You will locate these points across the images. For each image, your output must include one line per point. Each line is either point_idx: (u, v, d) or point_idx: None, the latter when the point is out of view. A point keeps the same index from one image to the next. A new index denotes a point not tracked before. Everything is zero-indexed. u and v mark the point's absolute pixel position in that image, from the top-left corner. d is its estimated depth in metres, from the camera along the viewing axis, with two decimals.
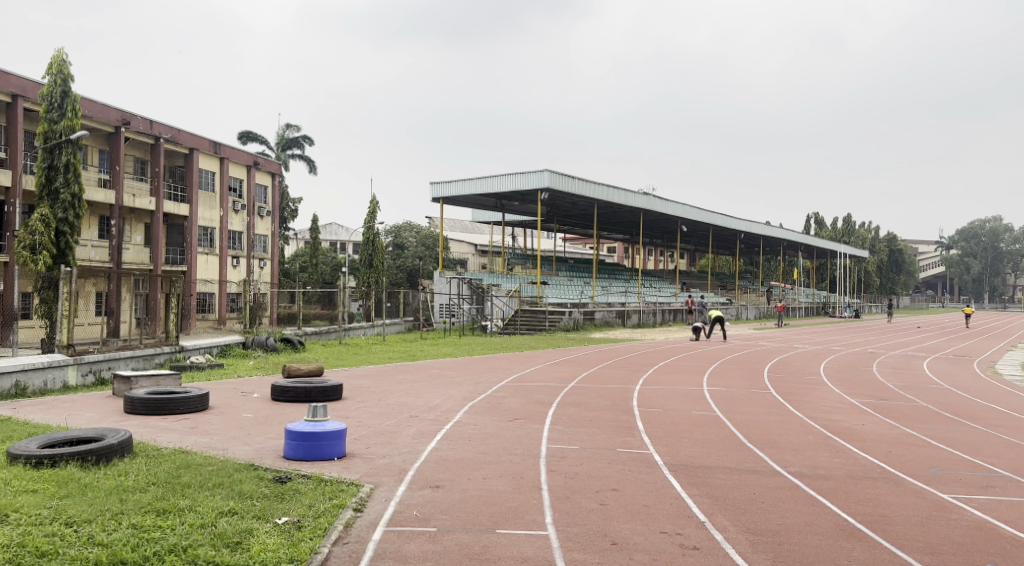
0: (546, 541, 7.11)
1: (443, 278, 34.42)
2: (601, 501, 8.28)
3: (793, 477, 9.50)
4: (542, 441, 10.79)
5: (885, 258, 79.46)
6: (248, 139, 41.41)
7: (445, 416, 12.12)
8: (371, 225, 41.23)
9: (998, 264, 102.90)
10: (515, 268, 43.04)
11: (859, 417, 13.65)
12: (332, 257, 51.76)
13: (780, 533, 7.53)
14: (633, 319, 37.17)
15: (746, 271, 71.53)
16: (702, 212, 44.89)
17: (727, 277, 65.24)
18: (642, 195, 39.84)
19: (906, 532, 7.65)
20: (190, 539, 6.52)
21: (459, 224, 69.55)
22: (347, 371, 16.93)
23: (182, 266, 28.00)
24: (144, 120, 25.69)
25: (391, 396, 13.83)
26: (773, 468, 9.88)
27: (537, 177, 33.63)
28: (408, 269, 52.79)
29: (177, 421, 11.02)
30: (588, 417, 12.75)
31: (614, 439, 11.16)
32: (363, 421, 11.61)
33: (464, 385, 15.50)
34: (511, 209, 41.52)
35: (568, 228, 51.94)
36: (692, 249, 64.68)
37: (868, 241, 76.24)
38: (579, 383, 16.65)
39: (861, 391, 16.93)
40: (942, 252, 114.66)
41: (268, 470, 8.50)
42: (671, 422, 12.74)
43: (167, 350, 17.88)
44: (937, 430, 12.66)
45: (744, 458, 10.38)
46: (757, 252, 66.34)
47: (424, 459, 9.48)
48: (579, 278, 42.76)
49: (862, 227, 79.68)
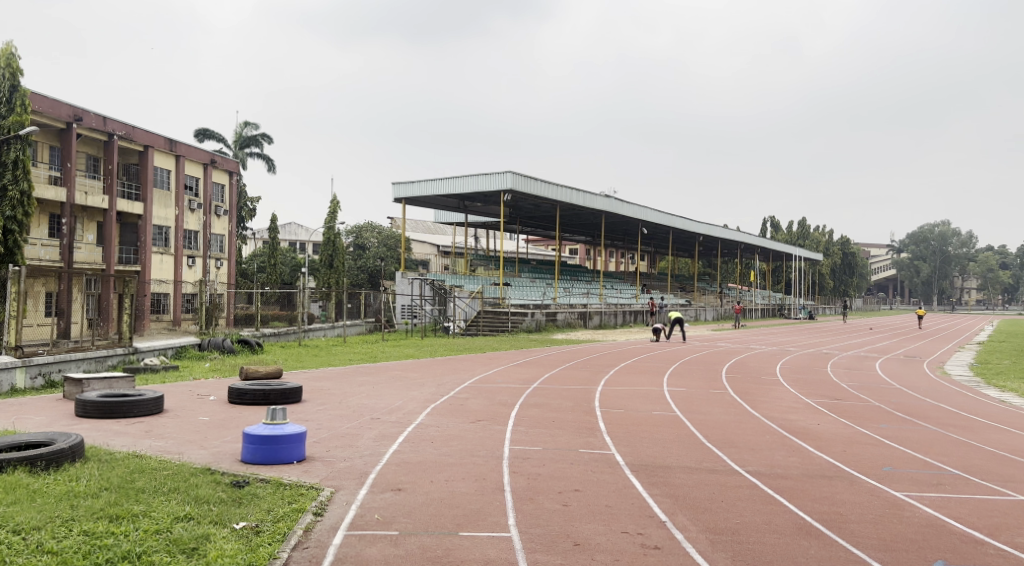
0: (508, 543, 7.10)
1: (404, 278, 34.20)
2: (564, 502, 8.29)
3: (751, 476, 9.65)
4: (505, 443, 10.77)
5: (838, 261, 81.19)
6: (205, 137, 40.74)
7: (407, 418, 12.04)
8: (331, 225, 40.85)
9: (946, 267, 105.66)
10: (478, 270, 42.98)
11: (814, 417, 13.92)
12: (292, 257, 51.15)
13: (738, 532, 7.63)
14: (594, 321, 37.41)
15: (704, 273, 72.50)
16: (663, 214, 45.37)
17: (686, 279, 66.04)
18: (605, 198, 40.09)
19: (860, 529, 7.81)
20: (144, 545, 6.37)
21: (421, 225, 69.29)
22: (307, 373, 16.73)
23: (135, 266, 27.38)
24: (97, 116, 25.13)
25: (351, 398, 13.69)
26: (732, 468, 10.02)
27: (500, 178, 33.64)
28: (369, 270, 52.42)
29: (131, 424, 10.78)
30: (551, 418, 12.78)
31: (576, 440, 11.21)
32: (323, 423, 11.48)
33: (426, 387, 15.42)
34: (474, 210, 41.45)
35: (530, 230, 52.06)
36: (653, 251, 65.34)
37: (822, 245, 77.86)
38: (542, 385, 16.67)
39: (817, 391, 17.26)
40: (893, 255, 117.59)
41: (225, 474, 8.35)
42: (633, 422, 12.82)
43: (119, 352, 17.50)
44: (890, 429, 12.97)
45: (704, 458, 10.51)
46: (716, 254, 67.28)
47: (385, 462, 9.40)
48: (541, 279, 42.86)
49: (816, 231, 81.33)
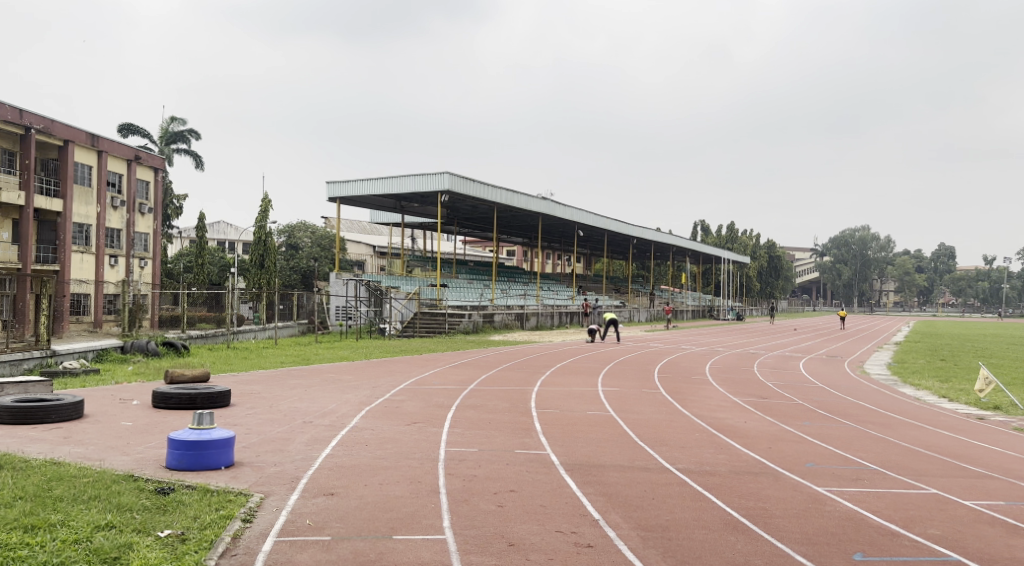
0: (443, 545, 7.08)
1: (339, 279, 33.74)
2: (499, 502, 8.32)
3: (681, 473, 9.87)
4: (440, 444, 10.74)
5: (765, 264, 83.63)
6: (129, 132, 39.41)
7: (340, 422, 11.89)
8: (262, 223, 40.04)
9: (867, 271, 109.27)
10: (414, 270, 42.70)
11: (741, 415, 14.33)
12: (220, 257, 49.89)
13: (669, 529, 7.78)
14: (531, 322, 37.62)
15: (638, 275, 73.71)
16: (598, 217, 45.90)
17: (620, 280, 67.00)
18: (541, 200, 40.32)
19: (784, 524, 8.06)
20: (61, 557, 6.13)
21: (356, 225, 68.50)
22: (236, 376, 16.34)
23: (53, 265, 26.25)
24: (12, 108, 24.04)
25: (283, 402, 13.45)
26: (663, 465, 10.23)
27: (437, 179, 33.49)
28: (302, 270, 51.55)
29: (48, 431, 10.34)
30: (486, 419, 12.80)
31: (512, 440, 11.25)
32: (252, 428, 11.24)
33: (360, 389, 15.23)
34: (411, 210, 41.16)
35: (467, 231, 51.97)
36: (588, 253, 66.07)
37: (750, 248, 80.05)
38: (478, 386, 16.68)
39: (743, 390, 17.76)
40: (816, 258, 121.70)
41: (149, 481, 8.09)
42: (567, 422, 12.96)
43: (36, 354, 16.79)
44: (812, 426, 13.43)
45: (636, 456, 10.69)
46: (649, 257, 68.43)
47: (317, 466, 9.26)
48: (478, 280, 42.85)
49: (744, 234, 83.56)
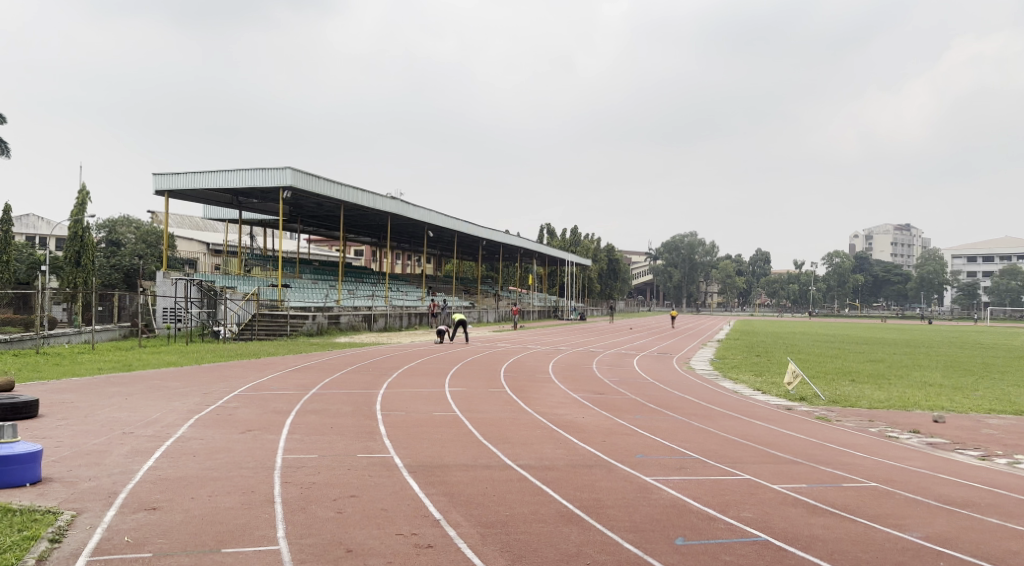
0: (276, 556, 6.85)
1: (168, 279, 31.73)
2: (338, 508, 8.15)
3: (521, 469, 10.09)
4: (277, 451, 10.37)
5: (605, 266, 87.18)
6: None
7: (167, 431, 11.20)
8: (78, 218, 37.14)
9: (694, 274, 116.80)
10: (253, 269, 40.95)
11: (580, 411, 14.86)
12: (30, 254, 45.57)
13: (507, 524, 7.94)
14: (379, 323, 37.08)
15: (486, 276, 74.62)
16: (447, 218, 45.99)
17: (468, 281, 67.56)
18: (390, 199, 39.84)
19: (615, 514, 8.45)
20: None
21: (190, 221, 64.79)
22: (47, 384, 14.99)
23: None
24: None
25: (102, 412, 12.48)
26: (504, 463, 10.42)
27: (279, 175, 32.27)
28: (126, 269, 48.03)
29: None
30: (327, 423, 12.49)
31: (353, 445, 11.06)
32: (65, 440, 10.35)
33: (191, 396, 14.41)
34: (250, 206, 39.42)
35: (312, 230, 50.48)
36: (437, 254, 66.10)
37: (592, 251, 83.18)
38: (320, 390, 16.24)
39: (583, 387, 18.42)
40: (651, 261, 128.40)
41: None
42: (411, 423, 12.89)
43: None
44: (644, 419, 14.15)
45: (478, 454, 10.82)
46: (496, 258, 69.44)
47: (139, 480, 8.68)
48: (323, 280, 41.74)
49: (586, 237, 86.70)
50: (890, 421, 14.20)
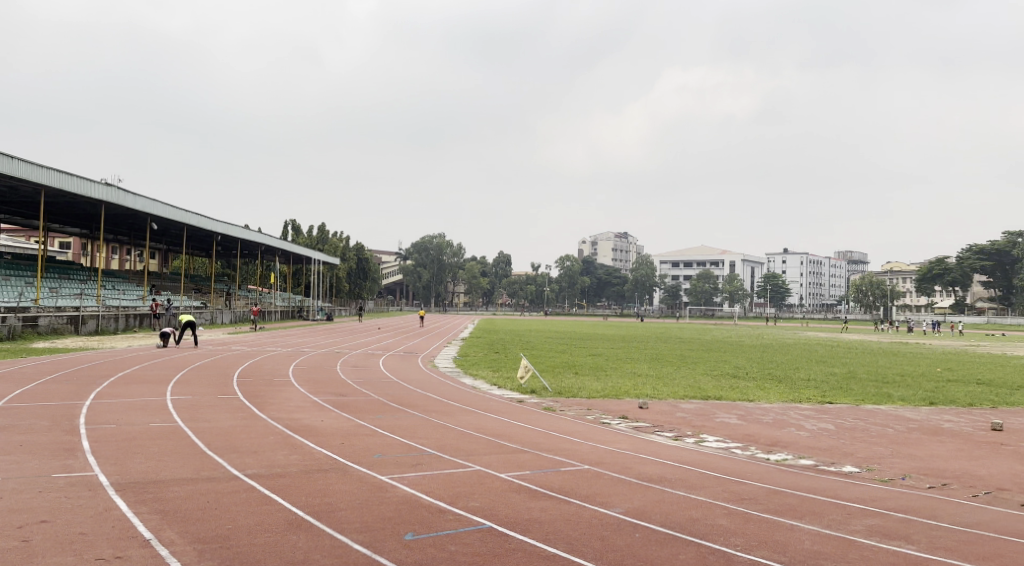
0: None
1: None
2: (24, 538, 7.20)
3: (249, 478, 9.63)
4: None
5: (353, 265, 85.98)
6: None
7: None
8: None
9: (441, 274, 119.15)
10: None
11: (317, 414, 14.49)
12: None
13: (228, 538, 7.54)
14: (88, 326, 33.22)
15: (223, 274, 70.09)
16: (176, 210, 42.45)
17: (202, 279, 62.95)
18: (104, 186, 35.85)
19: (346, 515, 8.39)
20: None
21: None
22: None
23: None
24: None
25: None
26: (230, 473, 9.87)
27: None
28: None
29: None
30: (17, 442, 10.97)
31: (50, 464, 9.83)
32: None
33: None
34: None
35: (6, 218, 43.96)
36: (165, 249, 60.82)
37: (339, 249, 81.58)
38: (11, 403, 14.20)
39: (323, 389, 18.01)
40: (400, 260, 128.93)
41: None
42: (125, 437, 11.74)
43: None
44: (383, 419, 14.18)
45: (201, 466, 10.13)
46: (235, 255, 65.52)
47: None
48: (19, 277, 36.55)
49: (333, 236, 84.86)
50: (607, 409, 15.56)
